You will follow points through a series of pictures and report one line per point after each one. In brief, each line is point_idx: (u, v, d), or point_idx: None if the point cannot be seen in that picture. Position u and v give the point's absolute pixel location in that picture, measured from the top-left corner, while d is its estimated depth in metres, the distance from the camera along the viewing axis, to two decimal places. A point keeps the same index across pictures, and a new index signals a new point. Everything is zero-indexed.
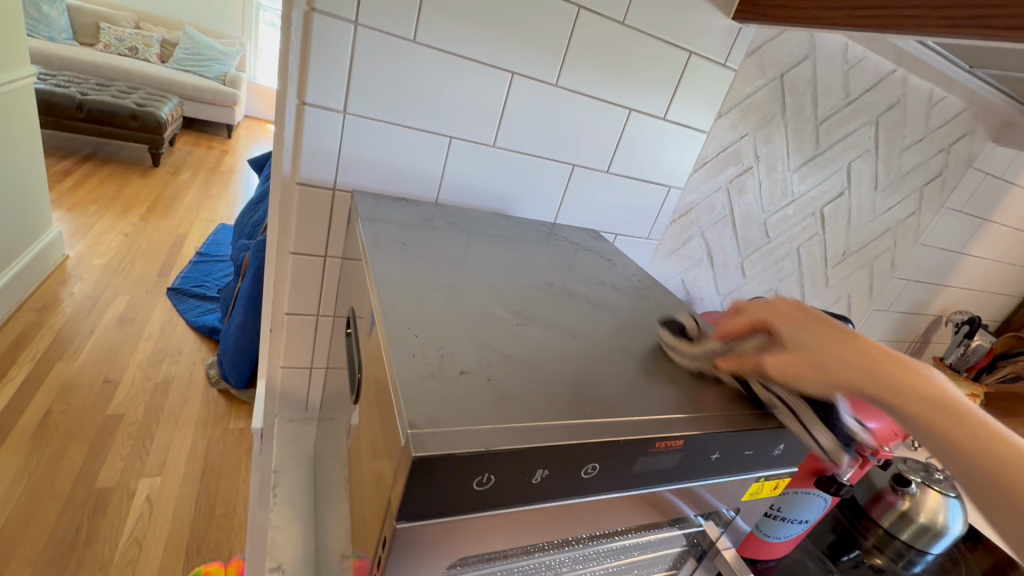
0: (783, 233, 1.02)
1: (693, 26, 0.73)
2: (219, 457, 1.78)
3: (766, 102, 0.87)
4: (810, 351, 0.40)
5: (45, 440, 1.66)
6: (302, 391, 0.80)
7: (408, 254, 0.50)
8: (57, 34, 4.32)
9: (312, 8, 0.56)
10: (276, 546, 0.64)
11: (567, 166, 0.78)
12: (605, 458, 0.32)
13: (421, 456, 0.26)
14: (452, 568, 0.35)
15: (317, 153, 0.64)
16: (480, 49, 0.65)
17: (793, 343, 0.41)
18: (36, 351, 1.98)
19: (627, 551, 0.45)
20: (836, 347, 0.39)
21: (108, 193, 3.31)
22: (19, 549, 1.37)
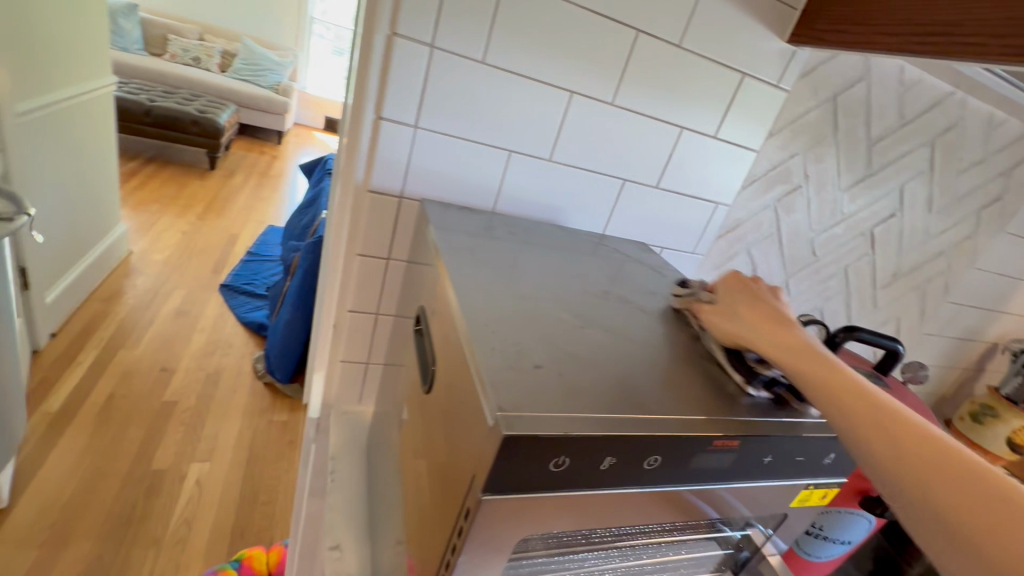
0: (831, 253, 1.01)
1: (747, 49, 0.76)
2: (263, 447, 1.86)
3: (818, 122, 0.88)
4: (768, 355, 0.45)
5: (108, 421, 1.79)
6: (358, 385, 0.85)
7: (476, 259, 0.55)
8: (129, 45, 4.65)
9: (394, 32, 0.62)
10: (335, 528, 0.69)
11: (618, 180, 0.81)
12: (666, 452, 0.35)
13: (510, 434, 0.29)
14: (518, 547, 0.38)
15: (389, 163, 0.69)
16: (543, 70, 0.69)
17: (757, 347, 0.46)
18: (103, 338, 2.13)
19: (672, 549, 0.47)
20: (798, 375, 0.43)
21: (169, 193, 3.53)
22: (83, 520, 1.47)
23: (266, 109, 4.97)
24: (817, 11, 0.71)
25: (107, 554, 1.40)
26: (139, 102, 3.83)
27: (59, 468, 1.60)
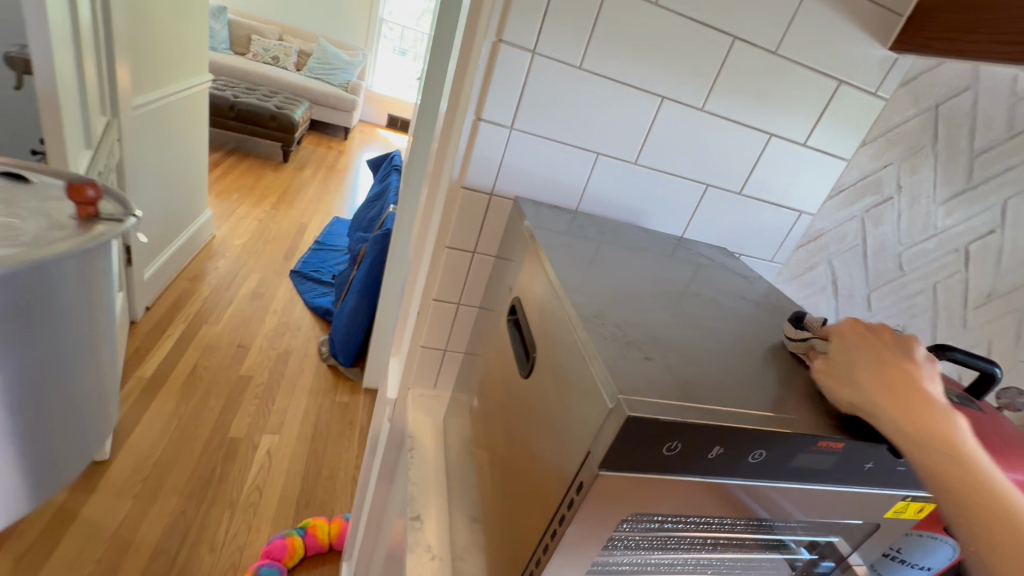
0: (921, 268, 0.95)
1: (846, 55, 0.75)
2: (325, 425, 1.97)
3: (916, 132, 0.85)
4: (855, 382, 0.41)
5: (193, 390, 1.95)
6: (435, 370, 0.90)
7: (573, 256, 0.59)
8: (218, 45, 5.01)
9: (500, 39, 0.66)
10: (416, 500, 0.74)
11: (700, 185, 0.82)
12: (771, 447, 0.36)
13: (632, 415, 0.32)
14: (617, 526, 0.40)
15: (483, 162, 0.73)
16: (637, 76, 0.72)
17: (838, 360, 0.43)
18: (189, 313, 2.33)
19: (753, 547, 0.47)
20: (888, 406, 0.38)
21: (247, 183, 3.79)
22: (171, 477, 1.62)
23: (336, 106, 5.22)
24: (925, 18, 0.69)
25: (190, 511, 1.54)
26: (225, 98, 4.14)
27: (151, 429, 1.76)
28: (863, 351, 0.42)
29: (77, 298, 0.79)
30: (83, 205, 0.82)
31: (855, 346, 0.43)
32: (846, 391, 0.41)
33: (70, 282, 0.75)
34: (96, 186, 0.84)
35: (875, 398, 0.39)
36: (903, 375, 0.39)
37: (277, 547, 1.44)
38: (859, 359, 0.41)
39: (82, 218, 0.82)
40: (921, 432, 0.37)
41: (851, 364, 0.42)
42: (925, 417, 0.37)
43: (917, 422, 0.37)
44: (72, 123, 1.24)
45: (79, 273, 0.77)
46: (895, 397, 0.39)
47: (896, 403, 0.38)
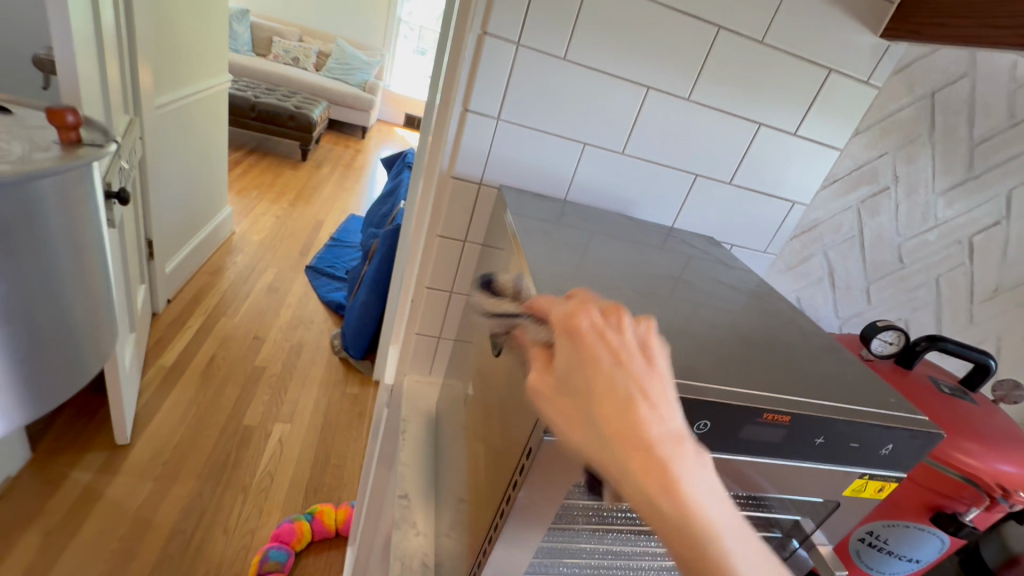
0: (922, 261, 0.93)
1: (835, 43, 0.74)
2: (335, 416, 2.02)
3: (912, 121, 0.84)
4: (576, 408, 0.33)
5: (210, 379, 2.02)
6: (428, 357, 0.93)
7: (551, 243, 0.61)
8: (240, 47, 5.13)
9: (485, 31, 0.68)
10: (405, 479, 0.77)
11: (689, 175, 0.82)
12: (714, 417, 0.39)
13: (573, 381, 0.35)
14: (572, 492, 0.42)
15: (472, 153, 0.76)
16: (623, 66, 0.73)
17: (562, 377, 0.34)
18: (207, 306, 2.41)
19: None
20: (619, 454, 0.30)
21: (266, 181, 3.88)
22: (188, 461, 1.69)
23: (353, 105, 5.30)
24: (915, 6, 0.69)
25: (206, 494, 1.60)
26: (246, 98, 4.25)
27: (170, 416, 1.83)
28: (582, 361, 0.34)
29: (63, 232, 0.66)
30: (63, 130, 0.70)
31: (579, 357, 0.34)
32: (570, 418, 0.33)
33: (66, 203, 0.66)
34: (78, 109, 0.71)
35: (600, 444, 0.31)
36: (619, 400, 0.31)
37: (286, 530, 1.49)
38: (586, 383, 0.33)
39: (65, 143, 0.70)
40: (643, 475, 0.30)
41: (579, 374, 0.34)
42: (641, 447, 0.30)
43: (629, 458, 0.30)
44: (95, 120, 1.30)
45: (73, 197, 0.68)
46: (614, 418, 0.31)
47: (626, 452, 0.30)
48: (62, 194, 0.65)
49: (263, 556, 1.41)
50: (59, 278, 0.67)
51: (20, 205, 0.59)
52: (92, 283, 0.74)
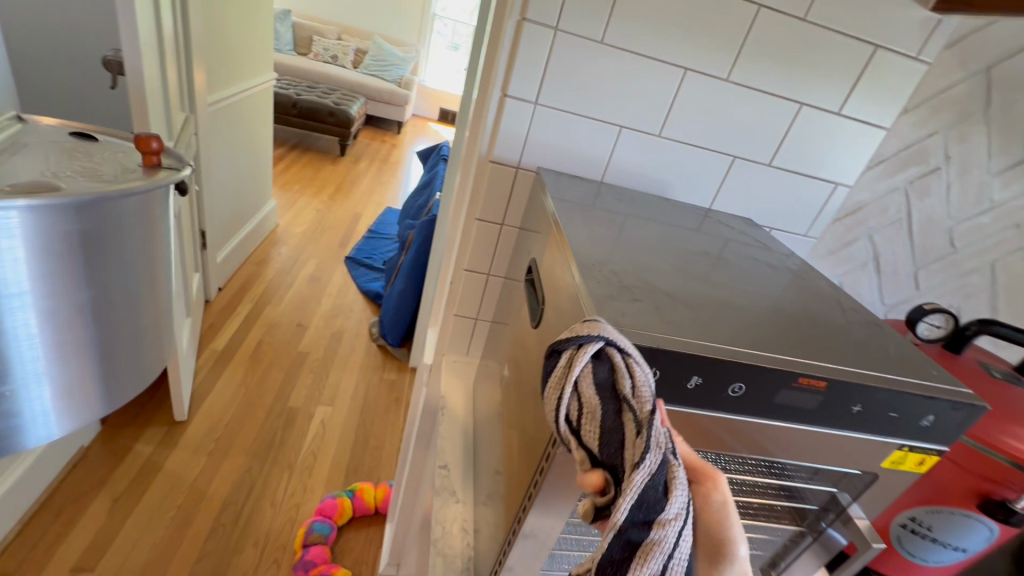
0: (976, 245, 0.88)
1: (882, 19, 0.73)
2: (374, 400, 2.09)
3: (965, 98, 0.81)
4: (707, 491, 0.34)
5: (257, 363, 2.13)
6: (466, 338, 0.96)
7: (588, 223, 0.63)
8: (283, 46, 5.31)
9: (524, 17, 0.70)
10: (444, 451, 0.80)
11: (727, 157, 0.82)
12: (750, 380, 0.40)
13: (611, 339, 0.37)
14: None
15: (510, 136, 0.78)
16: (661, 49, 0.73)
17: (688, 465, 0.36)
18: (254, 294, 2.53)
19: (758, 493, 0.49)
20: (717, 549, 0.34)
21: (308, 176, 4.02)
22: (239, 439, 1.79)
23: (389, 101, 5.41)
24: None
25: (254, 469, 1.70)
26: (288, 96, 4.40)
27: (222, 396, 1.94)
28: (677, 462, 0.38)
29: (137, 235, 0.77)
30: (147, 155, 0.82)
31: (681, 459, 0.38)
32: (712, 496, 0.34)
33: (137, 213, 0.75)
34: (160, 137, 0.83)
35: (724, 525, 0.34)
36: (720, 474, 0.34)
37: (330, 505, 1.57)
38: None
39: (146, 166, 0.82)
40: None
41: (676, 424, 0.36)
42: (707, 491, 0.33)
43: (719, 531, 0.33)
44: (156, 116, 1.39)
45: (150, 212, 0.78)
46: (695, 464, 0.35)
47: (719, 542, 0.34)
48: (138, 209, 0.75)
49: (308, 528, 1.49)
50: (123, 279, 0.76)
51: (101, 222, 0.69)
52: (156, 275, 0.86)
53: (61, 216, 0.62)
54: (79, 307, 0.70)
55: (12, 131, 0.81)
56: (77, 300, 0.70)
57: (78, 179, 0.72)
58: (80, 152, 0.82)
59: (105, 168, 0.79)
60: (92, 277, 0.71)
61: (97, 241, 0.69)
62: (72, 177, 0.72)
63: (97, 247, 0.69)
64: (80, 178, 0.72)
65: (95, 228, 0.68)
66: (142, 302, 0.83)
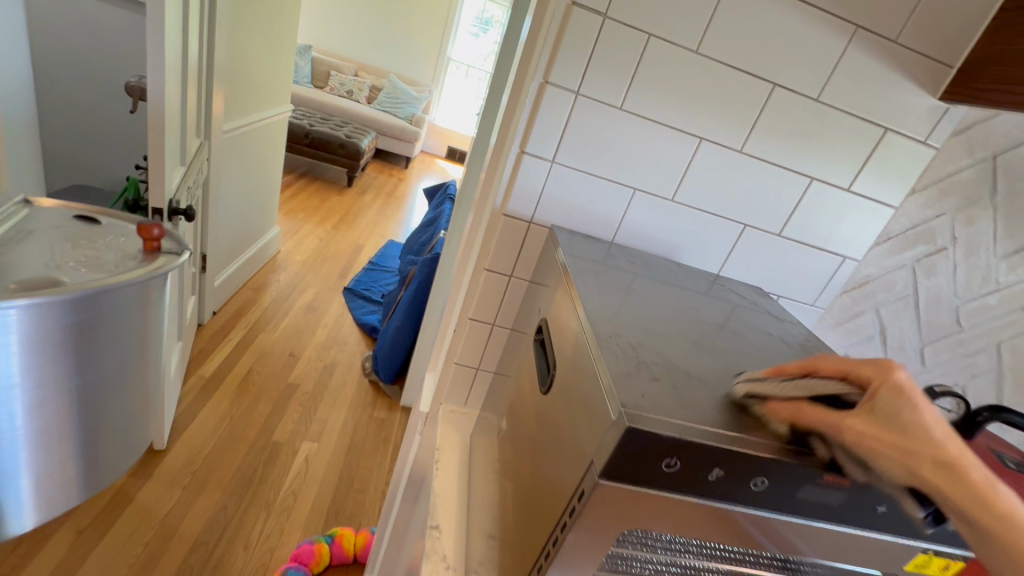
0: (982, 326, 0.88)
1: (891, 104, 0.75)
2: (362, 438, 2.03)
3: (972, 183, 0.83)
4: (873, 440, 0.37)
5: (245, 392, 2.08)
6: (465, 388, 0.94)
7: (601, 285, 0.62)
8: (301, 79, 5.49)
9: (546, 80, 0.72)
10: (436, 510, 0.76)
11: (738, 225, 0.83)
12: (772, 475, 0.39)
13: (632, 427, 0.36)
14: (621, 541, 0.42)
15: (525, 192, 0.78)
16: (677, 118, 0.75)
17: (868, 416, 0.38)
18: (249, 321, 2.50)
19: None
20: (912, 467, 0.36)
21: (314, 204, 4.07)
22: (219, 472, 1.73)
23: (400, 136, 5.55)
24: (973, 71, 0.69)
25: (229, 507, 1.62)
26: (302, 126, 4.51)
27: (206, 425, 1.88)
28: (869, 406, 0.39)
29: (133, 324, 0.79)
30: (149, 241, 0.82)
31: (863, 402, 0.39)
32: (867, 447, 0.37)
33: (131, 302, 0.77)
34: (163, 224, 0.83)
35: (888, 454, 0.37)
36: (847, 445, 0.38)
37: (306, 551, 1.49)
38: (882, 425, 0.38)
39: (147, 252, 0.83)
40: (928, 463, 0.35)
41: (902, 410, 0.37)
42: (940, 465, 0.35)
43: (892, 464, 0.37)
44: (173, 142, 1.41)
45: (143, 298, 0.80)
46: (948, 478, 0.34)
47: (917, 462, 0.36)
48: (132, 300, 0.77)
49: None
50: (115, 370, 0.79)
51: (93, 313, 0.70)
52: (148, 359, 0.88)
53: (63, 309, 0.65)
54: (63, 397, 0.72)
55: (18, 220, 0.79)
56: (65, 392, 0.71)
57: (82, 271, 0.73)
58: (85, 238, 0.82)
59: (108, 257, 0.79)
60: (81, 366, 0.72)
61: (87, 332, 0.71)
62: (76, 270, 0.73)
63: (91, 339, 0.71)
64: (85, 269, 0.74)
65: (88, 317, 0.70)
66: (130, 389, 0.85)
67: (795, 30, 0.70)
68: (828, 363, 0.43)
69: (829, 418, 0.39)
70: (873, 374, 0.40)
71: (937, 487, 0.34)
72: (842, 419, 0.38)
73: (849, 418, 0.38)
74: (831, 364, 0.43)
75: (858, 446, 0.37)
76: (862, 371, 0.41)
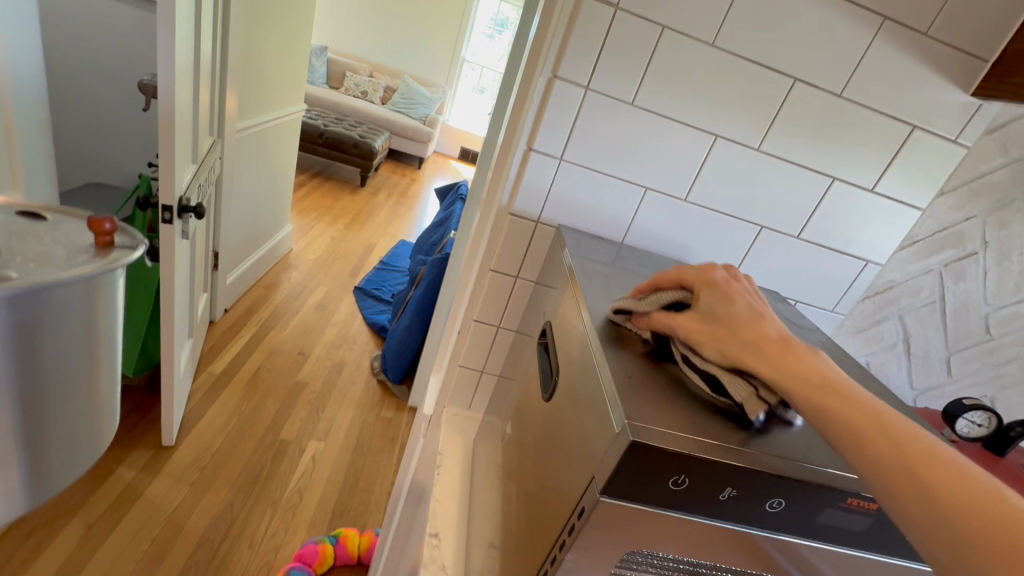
0: (1015, 334, 0.82)
1: (921, 100, 0.71)
2: (369, 438, 2.02)
3: (1007, 183, 0.79)
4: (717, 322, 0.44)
5: (254, 390, 2.08)
6: (469, 391, 0.92)
7: (608, 286, 0.60)
8: (316, 79, 5.53)
9: (555, 74, 0.69)
10: (436, 517, 0.74)
11: (754, 227, 0.79)
12: (789, 496, 0.37)
13: (635, 440, 0.34)
14: (625, 563, 0.40)
15: (533, 190, 0.76)
16: (691, 114, 0.72)
17: (706, 312, 0.46)
18: (260, 319, 2.51)
19: None
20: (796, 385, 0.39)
21: (327, 204, 4.08)
22: (226, 469, 1.73)
23: (412, 137, 5.56)
24: (1012, 64, 0.65)
25: (235, 505, 1.62)
26: (316, 126, 4.53)
27: (214, 422, 1.89)
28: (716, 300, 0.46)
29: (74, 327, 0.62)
30: (99, 235, 0.67)
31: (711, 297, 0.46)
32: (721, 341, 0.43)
33: (79, 305, 0.62)
34: (115, 215, 0.69)
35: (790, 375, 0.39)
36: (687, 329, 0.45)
37: (310, 551, 1.48)
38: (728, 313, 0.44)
39: (98, 248, 0.67)
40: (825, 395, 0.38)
41: (717, 304, 0.46)
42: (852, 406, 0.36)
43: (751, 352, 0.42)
44: (184, 140, 1.41)
45: (93, 299, 0.64)
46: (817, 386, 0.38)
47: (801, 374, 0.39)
48: (77, 298, 0.61)
49: None
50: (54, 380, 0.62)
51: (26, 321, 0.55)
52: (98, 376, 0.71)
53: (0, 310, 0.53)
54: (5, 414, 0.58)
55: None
56: None
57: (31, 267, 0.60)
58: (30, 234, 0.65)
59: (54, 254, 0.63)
60: (22, 380, 0.58)
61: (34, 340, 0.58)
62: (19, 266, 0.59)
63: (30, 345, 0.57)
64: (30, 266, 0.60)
65: (32, 323, 0.56)
66: (81, 412, 0.69)
67: (818, 21, 0.67)
68: (666, 276, 0.51)
69: (666, 321, 0.47)
70: (699, 279, 0.49)
71: (792, 389, 0.39)
72: (675, 321, 0.46)
73: (680, 318, 0.46)
74: (669, 277, 0.51)
75: (691, 338, 0.45)
76: (694, 277, 0.49)
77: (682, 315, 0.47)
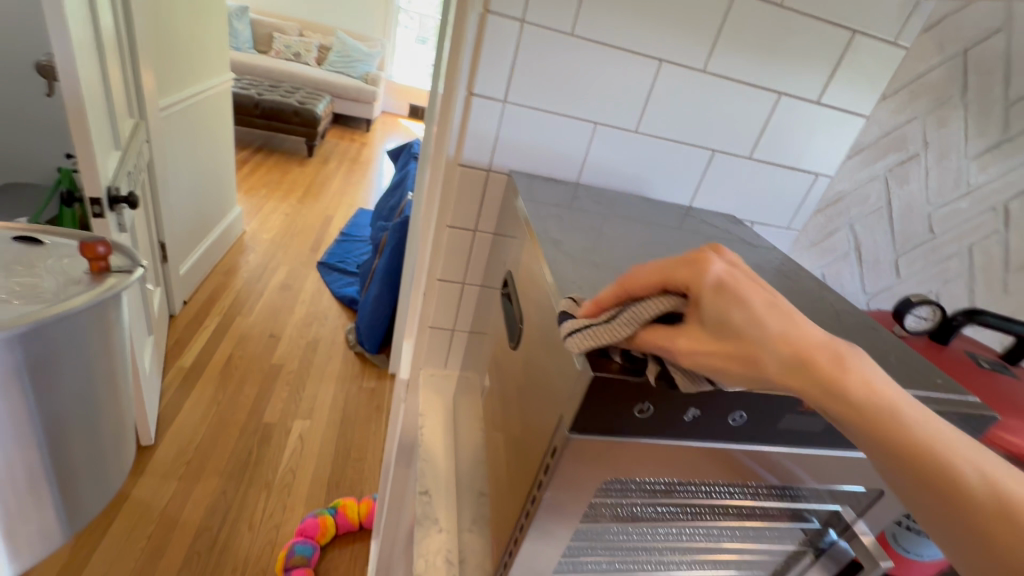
0: (953, 230, 0.87)
1: (860, 4, 0.70)
2: (354, 410, 2.03)
3: (942, 83, 0.80)
4: (738, 338, 0.33)
5: (229, 378, 2.04)
6: (444, 350, 0.91)
7: (561, 226, 0.59)
8: (242, 45, 5.13)
9: (487, 9, 0.65)
10: (425, 476, 0.76)
11: (706, 151, 0.79)
12: (750, 409, 0.39)
13: (597, 374, 0.35)
14: (602, 489, 0.43)
15: (479, 138, 0.73)
16: (634, 40, 0.69)
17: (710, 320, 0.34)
18: (223, 306, 2.42)
19: (769, 515, 0.51)
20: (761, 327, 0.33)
21: (275, 179, 3.88)
22: (212, 460, 1.71)
23: (356, 98, 5.26)
24: None
25: (229, 492, 1.62)
26: (250, 96, 4.23)
27: (193, 416, 1.85)
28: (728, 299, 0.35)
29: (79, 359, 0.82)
30: (94, 260, 0.84)
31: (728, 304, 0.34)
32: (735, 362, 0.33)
33: (88, 326, 0.81)
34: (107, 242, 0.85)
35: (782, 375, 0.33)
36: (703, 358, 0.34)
37: (310, 525, 1.50)
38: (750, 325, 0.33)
39: (94, 272, 0.85)
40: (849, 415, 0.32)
41: (728, 312, 0.33)
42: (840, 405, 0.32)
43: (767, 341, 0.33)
44: (99, 124, 1.29)
45: (96, 323, 0.85)
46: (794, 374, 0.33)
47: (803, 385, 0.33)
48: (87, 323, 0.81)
49: (289, 551, 1.43)
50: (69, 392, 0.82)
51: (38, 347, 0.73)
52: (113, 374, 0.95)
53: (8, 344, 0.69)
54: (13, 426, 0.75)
55: None
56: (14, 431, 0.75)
57: (15, 302, 0.74)
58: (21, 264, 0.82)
59: (47, 283, 0.81)
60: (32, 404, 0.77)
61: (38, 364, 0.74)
62: (11, 301, 0.75)
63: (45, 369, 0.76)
64: (17, 302, 0.75)
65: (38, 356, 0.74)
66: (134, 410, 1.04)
67: None
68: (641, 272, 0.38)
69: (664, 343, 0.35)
70: (688, 276, 0.36)
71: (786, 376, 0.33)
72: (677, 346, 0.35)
73: (683, 340, 0.34)
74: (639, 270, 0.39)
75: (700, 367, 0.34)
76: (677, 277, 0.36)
77: (683, 334, 0.35)
